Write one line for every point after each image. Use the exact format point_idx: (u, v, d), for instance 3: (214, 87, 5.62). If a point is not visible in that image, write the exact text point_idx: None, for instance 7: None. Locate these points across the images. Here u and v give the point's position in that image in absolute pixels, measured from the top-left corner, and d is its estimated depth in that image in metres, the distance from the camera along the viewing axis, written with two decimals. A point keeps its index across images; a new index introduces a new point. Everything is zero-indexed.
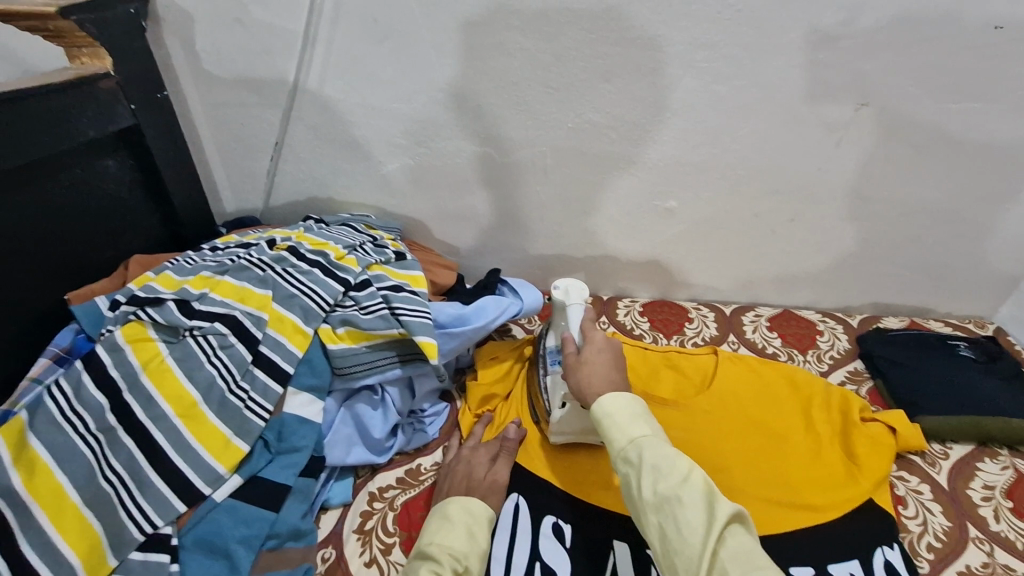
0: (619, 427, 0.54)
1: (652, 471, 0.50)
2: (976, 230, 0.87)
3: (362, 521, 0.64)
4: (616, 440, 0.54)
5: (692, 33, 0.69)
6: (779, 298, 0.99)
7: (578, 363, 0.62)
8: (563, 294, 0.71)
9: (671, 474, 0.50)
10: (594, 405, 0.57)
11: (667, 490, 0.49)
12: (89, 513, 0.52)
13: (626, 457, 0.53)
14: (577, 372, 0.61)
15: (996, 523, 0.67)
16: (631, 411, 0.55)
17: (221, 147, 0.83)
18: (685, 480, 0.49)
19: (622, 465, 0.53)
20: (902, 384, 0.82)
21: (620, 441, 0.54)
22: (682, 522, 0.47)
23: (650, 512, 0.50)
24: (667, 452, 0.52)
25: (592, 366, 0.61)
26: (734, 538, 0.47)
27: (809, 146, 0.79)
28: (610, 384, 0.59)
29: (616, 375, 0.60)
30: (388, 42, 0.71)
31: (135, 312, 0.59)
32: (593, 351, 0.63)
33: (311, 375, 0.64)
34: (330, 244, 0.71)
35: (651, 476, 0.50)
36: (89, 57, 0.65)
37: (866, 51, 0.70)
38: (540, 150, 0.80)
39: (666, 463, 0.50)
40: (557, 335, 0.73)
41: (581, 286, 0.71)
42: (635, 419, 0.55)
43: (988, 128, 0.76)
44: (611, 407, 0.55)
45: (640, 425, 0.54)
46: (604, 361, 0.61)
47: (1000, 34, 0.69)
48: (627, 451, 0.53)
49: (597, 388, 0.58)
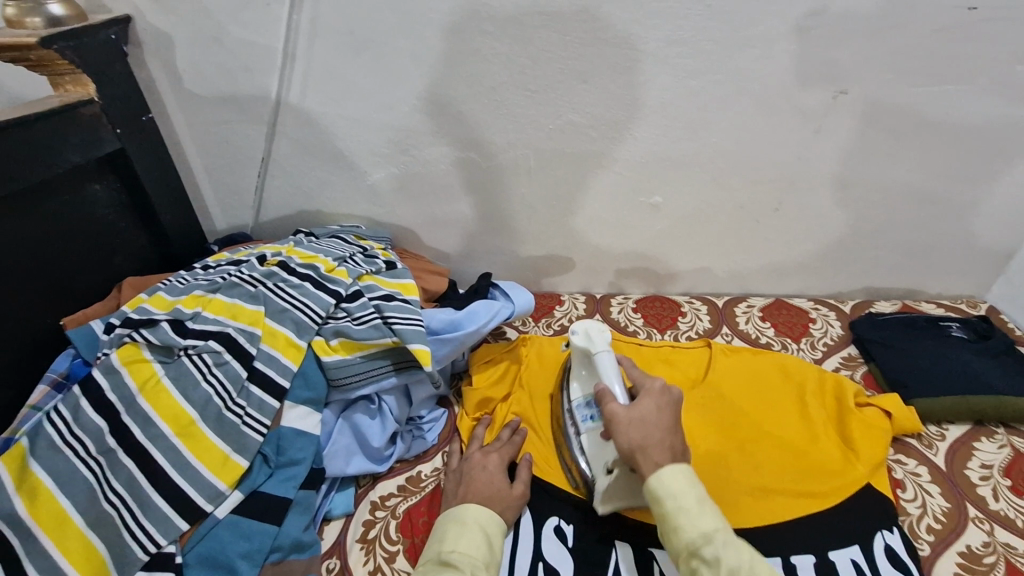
0: (691, 519, 0.52)
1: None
2: (962, 210, 0.88)
3: (365, 530, 0.64)
4: (685, 530, 0.52)
5: (665, 30, 0.70)
6: (771, 288, 1.00)
7: (629, 421, 0.58)
8: (583, 338, 0.70)
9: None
10: (660, 487, 0.53)
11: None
12: (92, 535, 0.52)
13: (699, 553, 0.50)
14: (629, 431, 0.57)
15: (995, 502, 0.68)
16: (700, 501, 0.53)
17: (208, 166, 0.84)
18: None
19: (691, 560, 0.51)
20: (896, 367, 0.82)
21: (692, 534, 0.51)
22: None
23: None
24: (742, 552, 0.50)
25: (649, 428, 0.58)
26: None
27: (791, 135, 0.79)
28: (670, 451, 0.56)
29: (675, 440, 0.57)
30: (366, 54, 0.72)
31: (129, 334, 0.60)
32: (648, 409, 0.59)
33: (306, 388, 0.64)
34: (320, 257, 0.72)
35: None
36: (72, 84, 0.66)
37: (842, 39, 0.71)
38: (524, 153, 0.81)
39: (747, 567, 0.49)
40: (585, 386, 0.71)
41: (598, 328, 0.71)
42: (705, 510, 0.53)
43: (966, 109, 0.77)
44: (681, 495, 0.53)
45: (710, 516, 0.52)
46: (662, 423, 0.58)
47: (972, 16, 0.69)
48: (700, 545, 0.51)
49: (656, 455, 0.55)
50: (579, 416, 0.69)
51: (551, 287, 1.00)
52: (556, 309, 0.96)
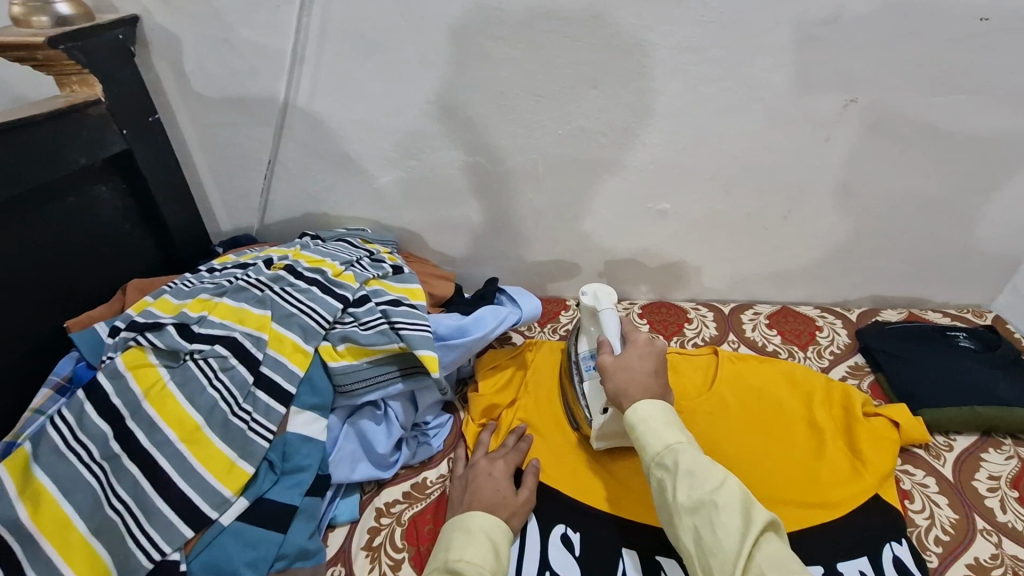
0: (656, 434, 0.56)
1: (688, 476, 0.52)
2: (970, 220, 0.87)
3: (370, 537, 0.63)
4: (649, 444, 0.56)
5: (677, 37, 0.69)
6: (778, 295, 0.99)
7: (615, 366, 0.63)
8: (592, 298, 0.71)
9: (706, 479, 0.51)
10: (631, 412, 0.58)
11: (703, 494, 0.51)
12: (95, 542, 0.52)
13: (661, 462, 0.54)
14: (615, 375, 0.62)
15: (1003, 514, 0.67)
16: (667, 419, 0.57)
17: (214, 168, 0.83)
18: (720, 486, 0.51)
19: (656, 470, 0.55)
20: (903, 377, 0.82)
21: (655, 446, 0.55)
22: (721, 528, 0.49)
23: (684, 517, 0.51)
24: (701, 458, 0.54)
25: (633, 372, 0.62)
26: (768, 545, 0.48)
27: (801, 143, 0.79)
28: (649, 391, 0.60)
29: (656, 381, 0.62)
30: (375, 57, 0.71)
31: (135, 338, 0.59)
32: (634, 356, 0.64)
33: (312, 394, 0.63)
34: (327, 261, 0.71)
35: (687, 481, 0.52)
36: (79, 84, 0.65)
37: (853, 48, 0.70)
38: (532, 157, 0.80)
39: (702, 468, 0.52)
40: (591, 340, 0.72)
41: (607, 290, 0.72)
42: (670, 426, 0.56)
43: (977, 119, 0.77)
44: (648, 416, 0.57)
45: (675, 431, 0.56)
46: (646, 367, 0.62)
47: (985, 26, 0.69)
48: (663, 456, 0.55)
49: (637, 395, 0.60)
50: (583, 365, 0.71)
51: (556, 292, 1.00)
52: (562, 314, 0.95)
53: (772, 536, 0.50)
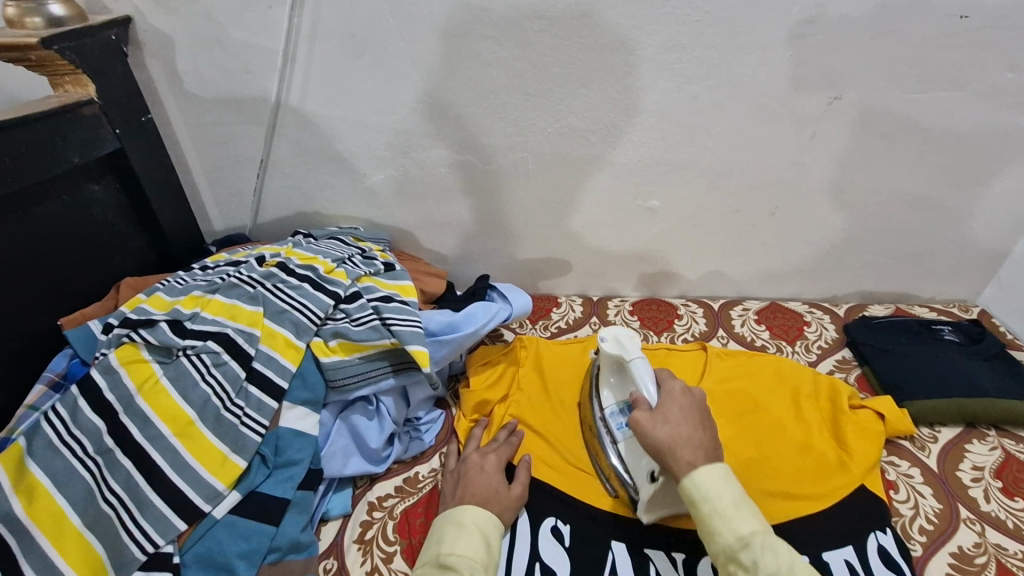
0: (728, 524, 0.52)
1: None
2: (953, 215, 0.89)
3: (362, 531, 0.64)
4: (722, 536, 0.51)
5: (665, 36, 0.70)
6: (766, 291, 1.01)
7: (656, 421, 0.58)
8: (615, 344, 0.69)
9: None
10: (694, 489, 0.54)
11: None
12: (89, 535, 0.52)
13: (737, 559, 0.50)
14: (657, 432, 0.57)
15: (987, 504, 0.68)
16: (735, 502, 0.53)
17: (207, 167, 0.84)
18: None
19: (731, 567, 0.51)
20: (889, 370, 0.83)
21: (728, 538, 0.51)
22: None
23: None
24: (784, 556, 0.50)
25: (678, 427, 0.58)
26: None
27: (786, 140, 0.80)
28: (701, 451, 0.56)
29: (705, 436, 0.58)
30: (367, 56, 0.72)
31: (128, 334, 0.60)
32: (673, 408, 0.60)
33: (305, 389, 0.64)
34: (319, 258, 0.72)
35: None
36: (71, 84, 0.66)
37: (836, 45, 0.72)
38: (522, 156, 0.81)
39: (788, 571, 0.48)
40: (616, 394, 0.71)
41: (629, 334, 0.70)
42: (743, 514, 0.52)
43: (958, 115, 0.78)
44: (714, 498, 0.53)
45: (749, 519, 0.52)
46: (690, 420, 0.59)
47: (965, 24, 0.70)
48: (739, 550, 0.50)
49: (687, 455, 0.56)
50: (613, 424, 0.69)
51: (548, 289, 1.01)
52: (554, 311, 0.96)
53: None
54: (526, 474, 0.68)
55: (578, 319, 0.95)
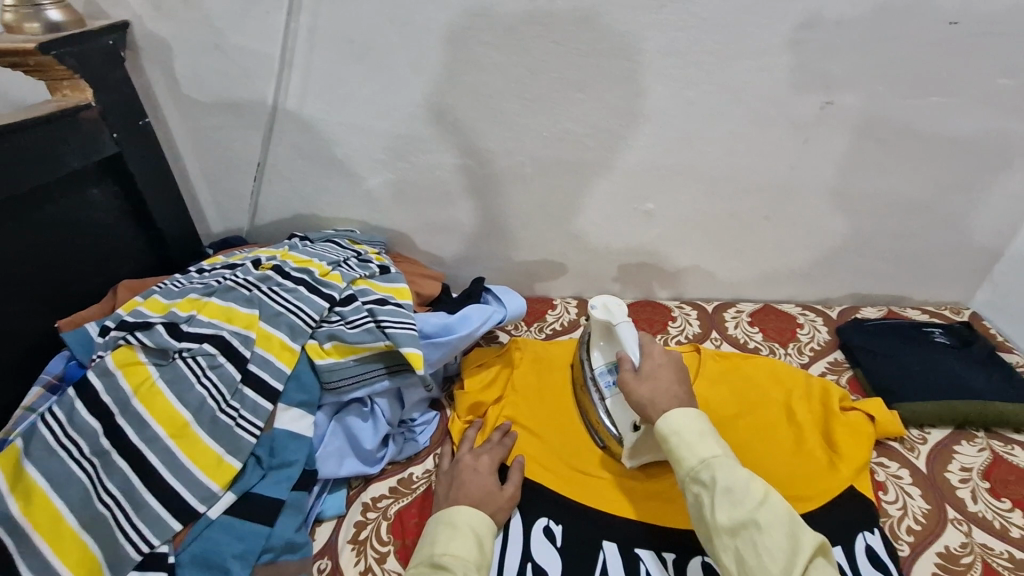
0: (690, 449, 0.57)
1: (727, 494, 0.53)
2: (946, 219, 0.89)
3: (357, 531, 0.65)
4: (685, 459, 0.57)
5: (660, 41, 0.71)
6: (760, 294, 1.01)
7: (638, 379, 0.64)
8: (604, 311, 0.70)
9: (747, 498, 0.52)
10: (662, 424, 0.59)
11: (743, 513, 0.52)
12: (86, 535, 0.53)
13: (698, 478, 0.55)
14: (638, 388, 0.63)
15: (974, 504, 0.69)
16: (699, 431, 0.58)
17: (204, 169, 0.84)
18: (760, 502, 0.52)
19: (693, 486, 0.56)
20: (880, 373, 0.83)
21: (691, 461, 0.56)
22: (761, 546, 0.50)
23: (725, 537, 0.52)
24: (739, 474, 0.55)
25: (658, 383, 0.63)
26: (814, 565, 0.50)
27: (780, 144, 0.81)
28: (676, 399, 0.61)
29: (682, 389, 0.63)
30: (364, 61, 0.73)
31: (125, 336, 0.60)
32: (654, 366, 0.65)
33: (300, 391, 0.65)
34: (315, 262, 0.73)
35: (725, 499, 0.53)
36: (70, 89, 0.67)
37: (828, 51, 0.72)
38: (518, 160, 0.82)
39: (741, 485, 0.53)
40: (606, 355, 0.73)
41: (617, 302, 0.71)
42: (704, 441, 0.57)
43: (950, 120, 0.79)
44: (680, 428, 0.58)
45: (710, 445, 0.57)
46: (669, 376, 0.64)
47: (955, 30, 0.71)
48: (698, 470, 0.56)
49: (664, 404, 0.61)
50: (602, 383, 0.71)
51: (543, 291, 1.01)
52: (549, 313, 0.97)
53: (818, 556, 0.51)
54: (519, 476, 0.68)
55: (573, 321, 0.95)
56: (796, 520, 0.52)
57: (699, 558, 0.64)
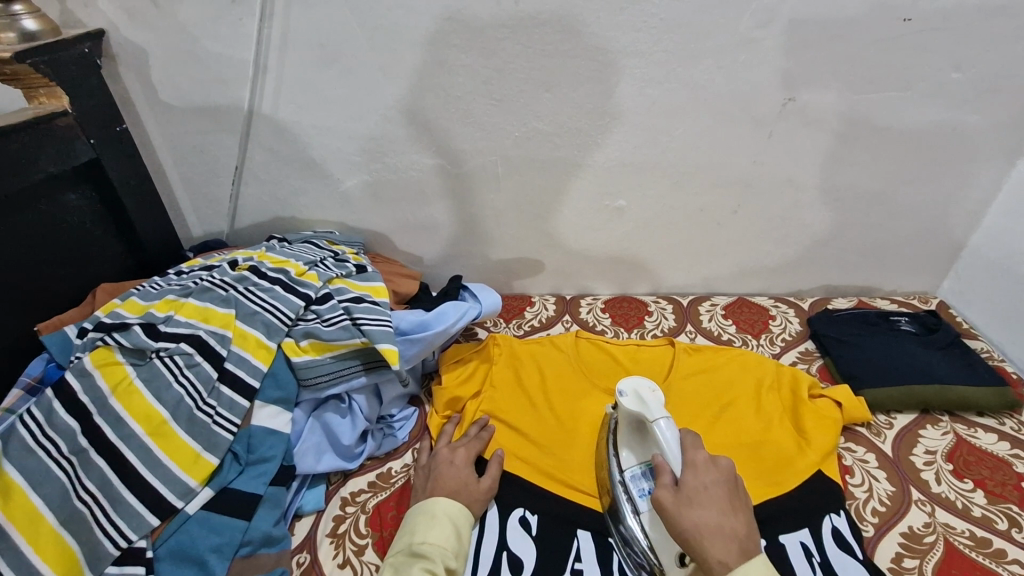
0: None
1: None
2: (910, 210, 0.92)
3: (336, 524, 0.66)
4: None
5: (624, 42, 0.73)
6: (735, 287, 1.03)
7: (682, 506, 0.56)
8: (635, 399, 0.67)
9: None
10: None
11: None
12: (64, 531, 0.54)
13: None
14: (683, 519, 0.55)
15: (938, 485, 0.71)
16: None
17: (183, 174, 0.86)
18: None
19: None
20: (847, 361, 0.86)
21: None
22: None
23: None
24: None
25: (707, 513, 0.55)
26: None
27: (745, 140, 0.83)
28: (735, 541, 0.53)
29: (736, 521, 0.55)
30: (336, 65, 0.75)
31: (102, 337, 0.62)
32: (700, 488, 0.57)
33: (276, 388, 0.66)
34: (291, 262, 0.74)
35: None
36: (46, 96, 0.68)
37: (788, 49, 0.75)
38: (491, 159, 0.84)
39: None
40: (637, 455, 0.68)
41: (649, 389, 0.68)
42: None
43: (908, 114, 0.81)
44: None
45: None
46: (719, 504, 0.55)
47: (908, 26, 0.74)
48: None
49: (721, 550, 0.53)
50: (634, 491, 0.65)
51: (522, 289, 1.03)
52: (527, 310, 0.99)
53: None
54: (497, 470, 0.69)
55: (550, 317, 0.97)
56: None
57: None
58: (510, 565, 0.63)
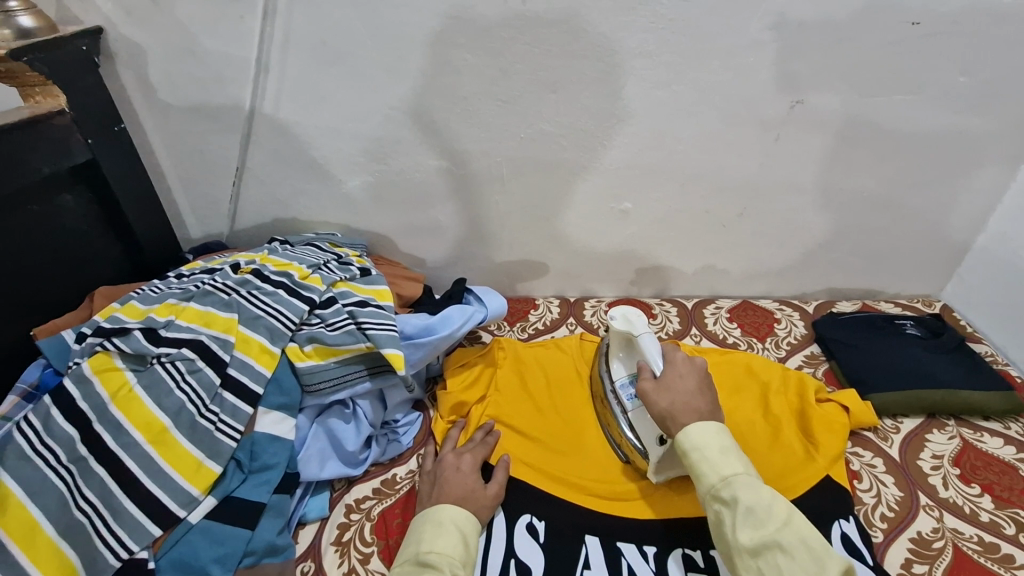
0: (712, 466, 0.56)
1: (748, 514, 0.52)
2: (915, 214, 0.92)
3: (340, 532, 0.65)
4: (706, 477, 0.56)
5: (632, 43, 0.72)
6: (739, 290, 1.03)
7: (658, 391, 0.63)
8: (623, 321, 0.72)
9: (770, 520, 0.51)
10: (683, 438, 0.58)
11: (766, 535, 0.51)
12: (62, 543, 0.53)
13: (719, 496, 0.54)
14: (657, 400, 0.62)
15: (945, 490, 0.71)
16: (722, 448, 0.57)
17: (182, 175, 0.84)
18: (783, 524, 0.51)
19: (714, 503, 0.55)
20: (854, 365, 0.85)
21: (712, 478, 0.55)
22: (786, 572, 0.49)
23: (746, 557, 0.51)
24: (763, 493, 0.53)
25: (679, 395, 0.62)
26: None
27: (752, 143, 0.83)
28: (698, 413, 0.60)
29: (703, 402, 0.61)
30: (340, 65, 0.73)
31: (101, 343, 0.60)
32: (675, 377, 0.64)
33: (280, 394, 0.65)
34: (294, 265, 0.73)
35: (747, 519, 0.52)
36: (42, 95, 0.67)
37: (796, 51, 0.74)
38: (496, 161, 0.83)
39: (764, 505, 0.52)
40: (627, 366, 0.74)
41: (636, 312, 0.73)
42: (727, 457, 0.56)
43: (915, 117, 0.81)
44: (701, 444, 0.57)
45: (733, 462, 0.56)
46: (689, 388, 0.62)
47: (916, 30, 0.73)
48: (719, 488, 0.55)
49: (684, 419, 0.60)
50: (623, 395, 0.72)
51: (526, 291, 1.02)
52: (531, 312, 0.98)
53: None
54: (503, 477, 0.68)
55: (555, 320, 0.97)
56: (821, 543, 0.50)
57: (680, 550, 0.65)
58: (518, 572, 0.62)
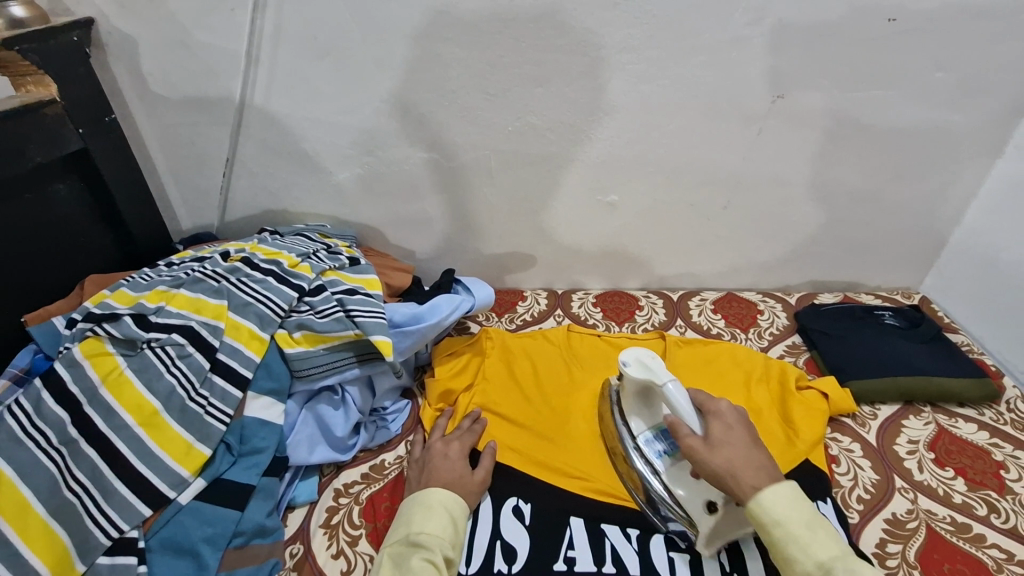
0: (804, 549, 0.52)
1: None
2: (894, 208, 0.94)
3: (328, 515, 0.66)
4: (799, 561, 0.52)
5: (617, 38, 0.74)
6: (723, 282, 1.05)
7: (709, 448, 0.58)
8: (640, 368, 0.67)
9: None
10: (762, 513, 0.54)
11: None
12: (54, 522, 0.54)
13: None
14: (713, 459, 0.57)
15: (920, 473, 0.73)
16: (808, 525, 0.53)
17: (173, 165, 0.85)
18: None
19: None
20: (834, 354, 0.87)
21: (807, 564, 0.51)
22: None
23: None
24: None
25: (736, 450, 0.58)
26: None
27: (734, 137, 0.84)
28: (760, 470, 0.57)
29: (760, 455, 0.58)
30: (330, 58, 0.75)
31: (92, 328, 0.61)
32: (724, 431, 0.60)
33: (269, 378, 0.66)
34: (283, 254, 0.74)
35: None
36: (34, 85, 0.68)
37: (777, 47, 0.76)
38: (484, 154, 0.84)
39: None
40: (646, 421, 0.70)
41: (648, 355, 0.68)
42: (817, 538, 0.52)
43: (893, 113, 0.83)
44: (786, 520, 0.53)
45: (825, 543, 0.52)
46: (742, 441, 0.59)
47: (893, 26, 0.75)
48: None
49: (749, 478, 0.56)
50: (650, 453, 0.68)
51: (514, 283, 1.03)
52: (519, 304, 0.99)
53: None
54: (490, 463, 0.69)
55: (542, 312, 0.98)
56: None
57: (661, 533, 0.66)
58: (504, 553, 0.63)
